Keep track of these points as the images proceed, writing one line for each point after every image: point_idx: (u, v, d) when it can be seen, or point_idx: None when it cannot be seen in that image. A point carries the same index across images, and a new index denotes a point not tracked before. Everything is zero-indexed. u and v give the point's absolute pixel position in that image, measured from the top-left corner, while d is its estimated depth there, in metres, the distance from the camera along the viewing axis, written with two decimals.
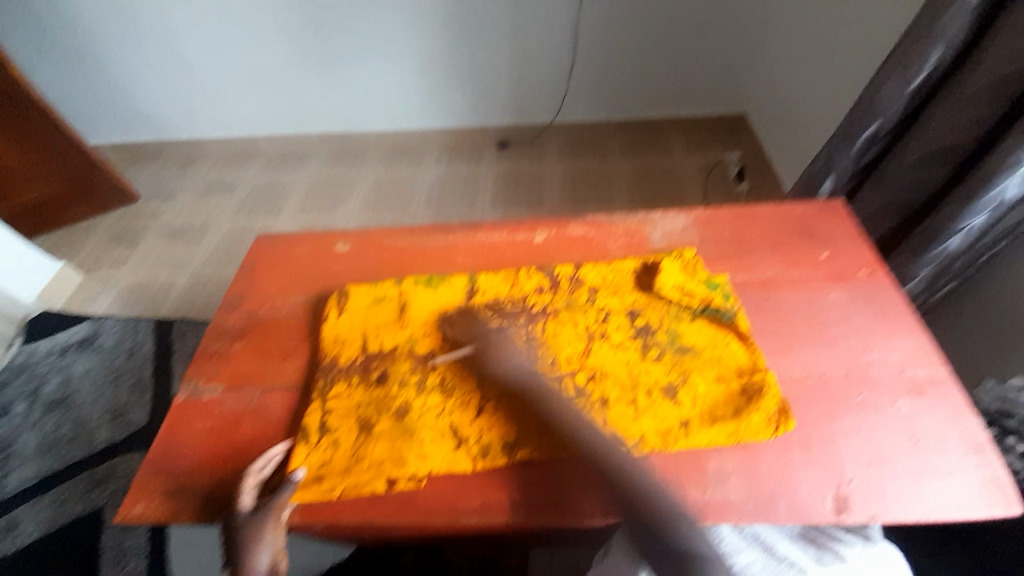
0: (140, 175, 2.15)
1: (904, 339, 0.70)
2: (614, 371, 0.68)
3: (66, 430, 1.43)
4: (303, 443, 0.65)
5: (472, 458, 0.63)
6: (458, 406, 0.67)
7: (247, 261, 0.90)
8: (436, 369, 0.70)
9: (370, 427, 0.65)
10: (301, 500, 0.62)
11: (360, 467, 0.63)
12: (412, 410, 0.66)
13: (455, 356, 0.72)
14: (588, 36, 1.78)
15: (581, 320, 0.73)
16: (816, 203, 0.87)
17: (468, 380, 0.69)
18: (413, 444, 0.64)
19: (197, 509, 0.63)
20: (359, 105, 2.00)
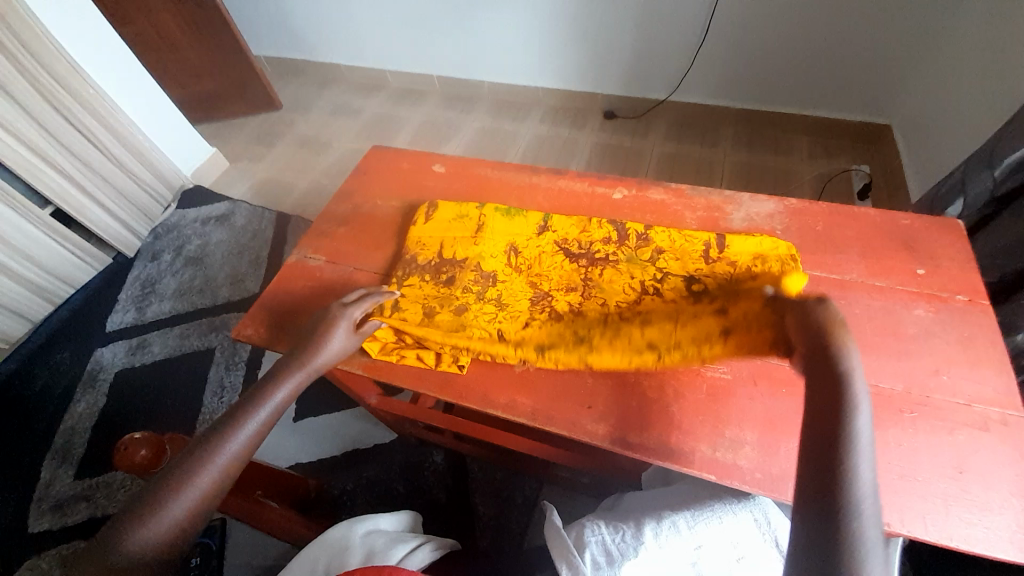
0: (287, 88, 2.45)
1: (986, 373, 0.65)
2: (657, 315, 0.72)
3: (197, 282, 1.75)
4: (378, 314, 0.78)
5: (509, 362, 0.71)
6: (508, 318, 0.75)
7: (361, 164, 1.04)
8: (497, 284, 0.79)
9: (431, 316, 0.77)
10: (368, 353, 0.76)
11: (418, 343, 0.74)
12: (468, 311, 0.76)
13: (516, 278, 0.80)
14: (726, 13, 1.63)
15: (637, 274, 0.77)
16: (930, 218, 0.80)
17: (522, 300, 0.77)
18: (463, 337, 0.74)
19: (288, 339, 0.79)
20: (479, 54, 2.07)
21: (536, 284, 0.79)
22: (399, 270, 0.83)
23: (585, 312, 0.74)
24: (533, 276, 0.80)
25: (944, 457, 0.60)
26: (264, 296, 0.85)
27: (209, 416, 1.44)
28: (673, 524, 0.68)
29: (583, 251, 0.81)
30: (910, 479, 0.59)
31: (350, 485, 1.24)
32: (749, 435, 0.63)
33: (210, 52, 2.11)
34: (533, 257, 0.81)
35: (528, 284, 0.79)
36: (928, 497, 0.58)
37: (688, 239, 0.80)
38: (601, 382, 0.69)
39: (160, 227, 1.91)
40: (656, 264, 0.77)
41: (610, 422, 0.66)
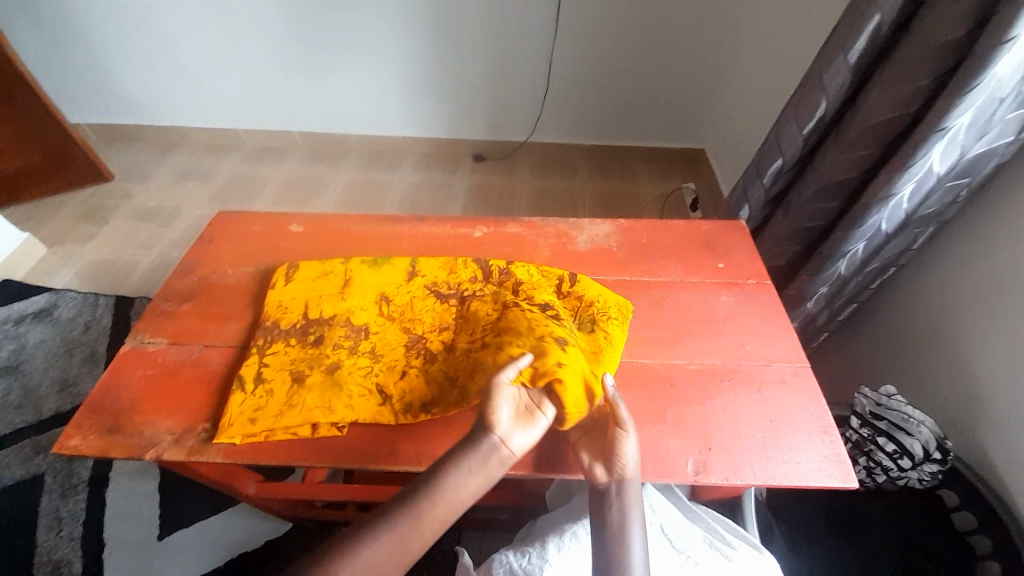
0: (118, 156, 2.19)
1: (779, 338, 0.81)
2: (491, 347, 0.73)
3: (13, 396, 1.43)
4: (240, 390, 0.72)
5: (394, 410, 0.70)
6: (385, 367, 0.75)
7: (205, 234, 0.97)
8: (370, 336, 0.79)
9: (302, 380, 0.73)
10: (227, 440, 0.68)
11: (292, 412, 0.70)
12: (341, 368, 0.74)
13: (389, 327, 0.80)
14: (560, 63, 1.90)
15: (499, 305, 0.81)
16: (723, 221, 0.99)
17: (395, 350, 0.77)
18: (340, 396, 0.71)
19: (125, 442, 0.69)
20: (340, 109, 2.09)
21: (410, 329, 0.80)
22: (257, 339, 0.78)
23: (457, 346, 0.77)
24: (404, 321, 0.81)
25: (763, 412, 0.72)
26: (92, 396, 0.73)
27: (44, 557, 1.15)
28: (573, 532, 0.72)
29: (450, 290, 0.85)
30: (740, 436, 0.70)
31: None
32: None
33: (11, 123, 1.82)
34: (403, 304, 0.83)
35: (402, 330, 0.80)
36: (756, 450, 0.69)
37: (540, 278, 0.85)
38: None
39: None
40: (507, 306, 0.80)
41: None
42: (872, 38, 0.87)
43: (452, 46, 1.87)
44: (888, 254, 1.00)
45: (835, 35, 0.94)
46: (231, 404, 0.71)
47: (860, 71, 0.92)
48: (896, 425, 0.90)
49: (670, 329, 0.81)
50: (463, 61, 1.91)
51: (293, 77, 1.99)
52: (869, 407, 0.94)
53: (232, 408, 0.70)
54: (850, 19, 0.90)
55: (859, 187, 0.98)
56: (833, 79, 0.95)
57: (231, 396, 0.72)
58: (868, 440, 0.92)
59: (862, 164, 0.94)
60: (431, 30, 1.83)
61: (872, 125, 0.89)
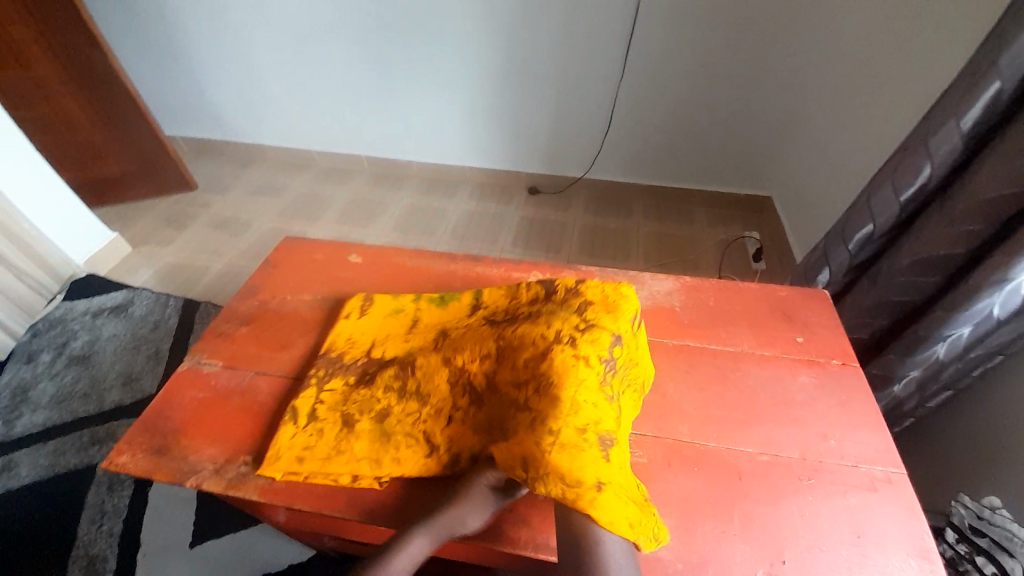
0: (204, 168, 2.38)
1: (866, 433, 0.71)
2: (546, 407, 0.62)
3: (81, 385, 1.53)
4: (292, 424, 0.72)
5: (440, 465, 0.68)
6: (433, 414, 0.72)
7: (270, 257, 1.01)
8: (416, 373, 0.76)
9: (352, 425, 0.71)
10: (271, 476, 0.67)
11: (338, 459, 0.68)
12: (391, 415, 0.72)
13: (434, 362, 0.76)
14: (625, 105, 1.89)
15: (552, 325, 0.71)
16: (801, 288, 0.91)
17: (445, 393, 0.74)
18: (388, 447, 0.69)
19: (168, 465, 0.69)
20: (406, 138, 2.18)
21: (450, 360, 0.75)
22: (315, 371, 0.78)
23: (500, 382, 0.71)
24: (449, 354, 0.76)
25: (847, 523, 0.62)
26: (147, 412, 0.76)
27: (82, 550, 1.19)
28: None
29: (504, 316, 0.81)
30: (817, 549, 0.60)
31: None
32: (667, 522, 0.63)
33: (117, 133, 2.02)
34: (458, 337, 0.79)
35: (444, 362, 0.76)
36: (836, 571, 0.59)
37: (615, 312, 0.72)
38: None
39: (40, 322, 1.69)
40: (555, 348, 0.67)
41: (534, 525, 0.64)
42: (990, 105, 0.78)
43: (518, 83, 1.91)
44: (997, 342, 0.85)
45: (944, 99, 0.86)
46: (280, 438, 0.70)
47: (974, 138, 0.82)
48: (999, 544, 0.76)
49: (738, 409, 0.74)
50: (527, 98, 1.94)
51: (365, 106, 2.10)
52: (969, 519, 0.81)
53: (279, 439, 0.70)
54: (964, 82, 0.82)
55: (966, 265, 0.86)
56: (940, 145, 0.86)
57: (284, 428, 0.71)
58: (965, 559, 0.78)
59: (972, 241, 0.83)
60: (500, 68, 1.88)
61: (985, 199, 0.79)
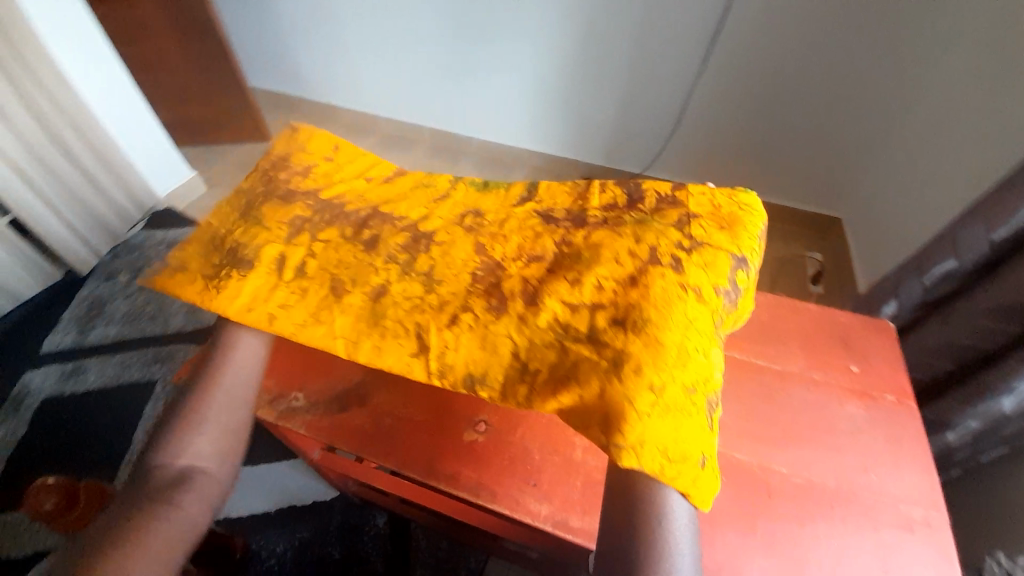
0: (279, 121, 2.50)
1: (911, 474, 0.67)
2: (648, 355, 0.60)
3: (150, 308, 1.68)
4: (275, 275, 0.78)
5: (426, 369, 0.69)
6: (432, 307, 0.74)
7: None
8: (439, 261, 0.80)
9: (340, 296, 0.76)
10: (223, 309, 0.75)
11: (348, 343, 0.72)
12: (386, 296, 0.76)
13: (476, 263, 0.78)
14: (698, 103, 1.81)
15: (654, 249, 0.71)
16: (864, 316, 0.86)
17: (456, 283, 0.76)
18: (372, 333, 0.73)
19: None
20: (471, 113, 2.19)
21: (483, 257, 0.79)
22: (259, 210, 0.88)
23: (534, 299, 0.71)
24: (496, 255, 0.79)
25: (873, 556, 0.61)
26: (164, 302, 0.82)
27: (136, 456, 1.33)
28: None
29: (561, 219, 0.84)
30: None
31: (280, 548, 1.15)
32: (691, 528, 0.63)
33: (206, 80, 2.14)
34: (503, 242, 0.81)
35: (473, 258, 0.79)
36: None
37: (734, 238, 0.74)
38: (548, 459, 0.70)
39: (121, 246, 1.86)
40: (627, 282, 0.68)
41: (554, 504, 0.67)
42: None
43: (590, 71, 1.87)
44: None
45: None
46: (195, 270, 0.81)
47: None
48: None
49: (776, 428, 0.72)
50: (596, 87, 1.90)
51: (436, 78, 2.13)
52: None
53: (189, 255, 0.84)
54: None
55: None
56: None
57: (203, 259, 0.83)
58: None
59: None
60: (576, 52, 1.84)
61: None
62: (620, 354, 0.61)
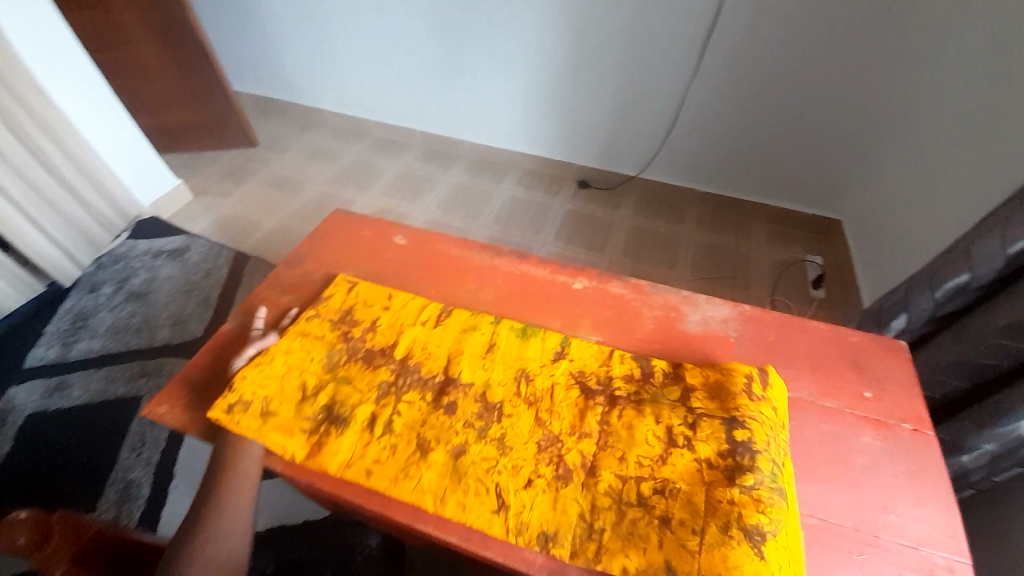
0: (266, 126, 2.43)
1: (932, 512, 0.63)
2: (679, 510, 0.61)
3: (136, 320, 1.62)
4: (328, 433, 0.71)
5: (507, 527, 0.62)
6: (510, 467, 0.67)
7: (319, 229, 1.02)
8: (502, 420, 0.71)
9: (425, 452, 0.69)
10: (327, 468, 0.68)
11: (405, 483, 0.66)
12: (467, 455, 0.68)
13: (524, 412, 0.72)
14: (695, 104, 1.77)
15: (663, 419, 0.70)
16: (874, 335, 0.82)
17: (524, 445, 0.69)
18: (456, 489, 0.65)
19: (201, 422, 0.75)
20: (462, 116, 2.14)
21: (545, 423, 0.71)
22: (335, 350, 0.80)
23: (601, 469, 0.66)
24: (545, 416, 0.72)
25: None
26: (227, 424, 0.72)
27: (121, 475, 1.27)
28: None
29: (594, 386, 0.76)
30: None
31: (270, 567, 1.09)
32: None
33: (190, 86, 2.09)
34: (544, 388, 0.75)
35: (536, 423, 0.71)
36: None
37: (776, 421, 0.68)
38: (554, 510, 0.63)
39: (105, 257, 1.79)
40: (705, 466, 0.64)
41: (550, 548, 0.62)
42: None
43: (582, 72, 1.83)
44: None
45: None
46: (283, 408, 0.73)
47: None
48: None
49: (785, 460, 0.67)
50: (590, 88, 1.86)
51: (425, 81, 2.08)
52: None
53: (278, 382, 0.76)
54: None
55: None
56: None
57: (289, 390, 0.75)
58: None
59: None
60: (569, 53, 1.80)
61: None
62: (668, 513, 0.61)
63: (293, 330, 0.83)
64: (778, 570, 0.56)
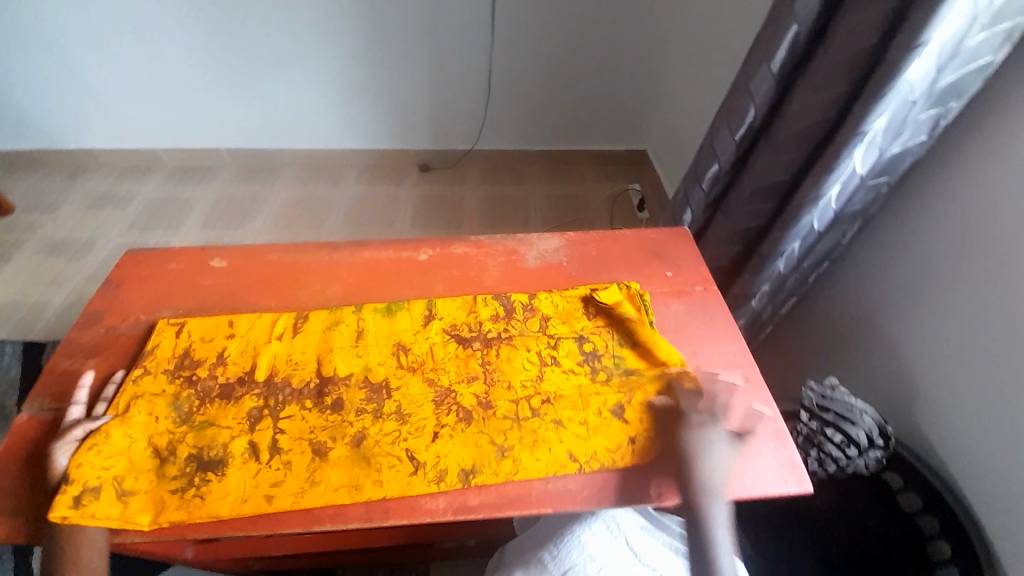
0: (16, 185, 1.94)
1: (728, 344, 0.82)
2: (567, 400, 0.72)
3: None
4: (212, 480, 0.64)
5: (428, 481, 0.64)
6: (415, 430, 0.68)
7: (114, 278, 0.89)
8: (392, 394, 0.72)
9: (324, 454, 0.66)
10: (219, 513, 0.62)
11: (316, 490, 0.63)
12: (368, 438, 0.67)
13: (411, 380, 0.73)
14: (500, 69, 1.89)
15: (533, 346, 0.78)
16: (667, 227, 1.00)
17: (422, 408, 0.70)
18: (368, 472, 0.65)
19: (29, 528, 0.63)
20: (274, 123, 1.97)
21: (433, 381, 0.73)
22: (183, 400, 0.71)
23: (496, 400, 0.71)
24: (432, 375, 0.74)
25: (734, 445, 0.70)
26: (60, 524, 0.61)
27: None
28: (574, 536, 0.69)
29: (471, 334, 0.80)
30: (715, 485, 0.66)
31: None
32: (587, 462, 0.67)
33: None
34: (424, 353, 0.77)
35: (426, 383, 0.73)
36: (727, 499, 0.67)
37: (616, 318, 0.82)
38: (469, 449, 0.67)
39: None
40: (572, 370, 0.75)
41: (452, 492, 0.65)
42: (792, 46, 0.90)
43: (387, 55, 1.83)
44: (821, 251, 1.02)
45: (757, 44, 0.97)
46: (141, 483, 0.64)
47: (784, 79, 0.95)
48: (841, 416, 0.91)
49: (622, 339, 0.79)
50: (401, 68, 1.86)
51: (218, 90, 1.87)
52: (816, 400, 0.95)
53: (124, 456, 0.65)
54: (771, 28, 0.93)
55: (790, 189, 1.01)
56: (759, 86, 0.97)
57: (141, 461, 0.65)
58: (817, 433, 0.93)
59: (793, 166, 0.97)
60: (369, 36, 1.77)
61: (803, 128, 0.92)
62: (558, 414, 0.70)
63: (123, 391, 0.72)
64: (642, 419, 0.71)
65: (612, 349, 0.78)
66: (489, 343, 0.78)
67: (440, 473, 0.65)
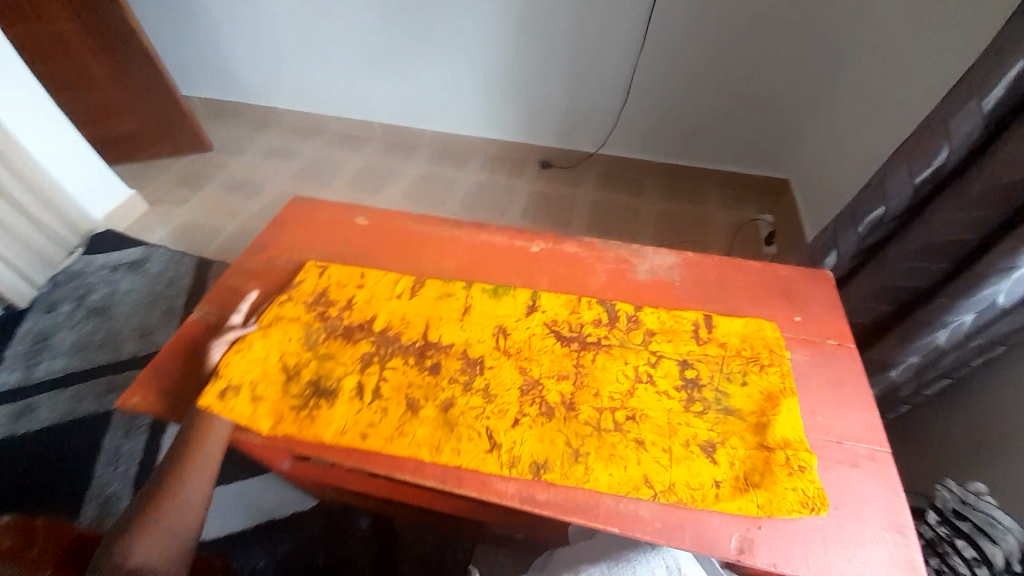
0: (220, 129, 2.38)
1: (852, 412, 0.72)
2: (653, 418, 0.69)
3: (99, 337, 1.59)
4: (323, 406, 0.73)
5: (501, 463, 0.66)
6: (497, 411, 0.71)
7: (279, 217, 1.05)
8: (484, 372, 0.75)
9: (416, 410, 0.71)
10: (321, 437, 0.70)
11: (402, 440, 0.69)
12: (455, 407, 0.71)
13: (504, 363, 0.76)
14: (645, 75, 1.83)
15: (631, 359, 0.76)
16: (804, 268, 0.90)
17: (509, 393, 0.72)
18: (449, 438, 0.69)
19: (178, 407, 0.77)
20: (422, 104, 2.15)
21: (525, 370, 0.75)
22: (314, 330, 0.82)
23: (581, 404, 0.71)
24: (524, 363, 0.76)
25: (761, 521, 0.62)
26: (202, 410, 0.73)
27: (99, 491, 1.27)
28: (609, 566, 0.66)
29: (570, 334, 0.80)
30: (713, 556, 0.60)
31: (263, 563, 1.15)
32: (663, 495, 0.64)
33: (135, 90, 2.01)
34: (521, 340, 0.79)
35: (517, 370, 0.75)
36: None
37: (727, 352, 0.77)
38: (544, 445, 0.67)
39: (60, 274, 1.74)
40: (666, 394, 0.72)
41: (522, 481, 0.66)
42: (1014, 84, 0.74)
43: (536, 52, 1.87)
44: (998, 332, 0.84)
45: (969, 76, 0.82)
46: (270, 391, 0.75)
47: (997, 119, 0.79)
48: (981, 529, 0.76)
49: (728, 375, 0.74)
50: (546, 66, 1.90)
51: (382, 68, 2.08)
52: (953, 503, 0.80)
53: (262, 367, 0.77)
54: (991, 59, 0.78)
55: (975, 251, 0.84)
56: (960, 124, 0.82)
57: (273, 373, 0.77)
58: (944, 541, 0.78)
59: (982, 226, 0.81)
60: (522, 31, 1.82)
61: (1006, 183, 0.76)
62: (641, 435, 0.68)
63: (272, 315, 0.85)
64: (733, 467, 0.65)
65: (715, 383, 0.73)
66: (585, 346, 0.78)
67: (513, 459, 0.67)
